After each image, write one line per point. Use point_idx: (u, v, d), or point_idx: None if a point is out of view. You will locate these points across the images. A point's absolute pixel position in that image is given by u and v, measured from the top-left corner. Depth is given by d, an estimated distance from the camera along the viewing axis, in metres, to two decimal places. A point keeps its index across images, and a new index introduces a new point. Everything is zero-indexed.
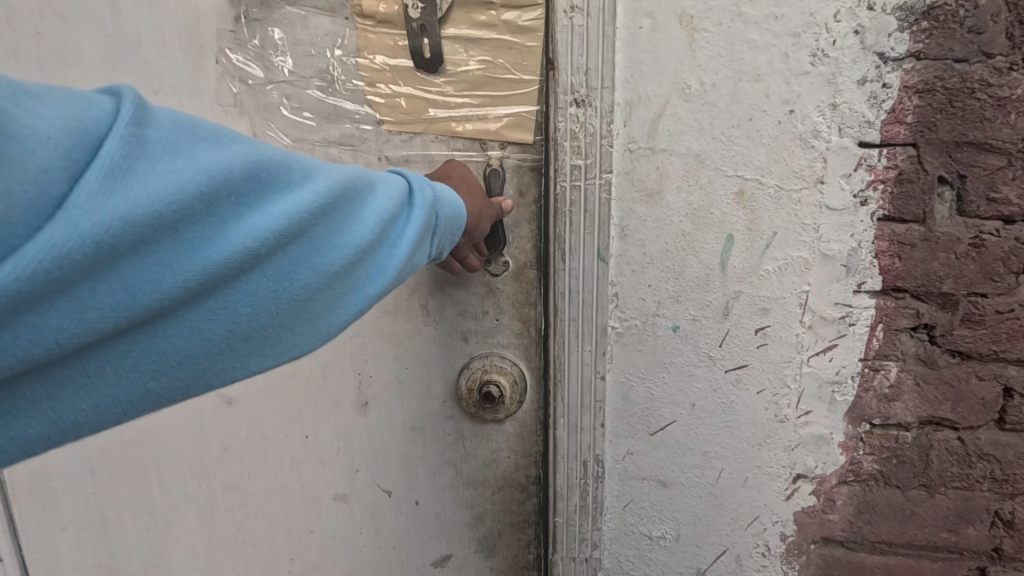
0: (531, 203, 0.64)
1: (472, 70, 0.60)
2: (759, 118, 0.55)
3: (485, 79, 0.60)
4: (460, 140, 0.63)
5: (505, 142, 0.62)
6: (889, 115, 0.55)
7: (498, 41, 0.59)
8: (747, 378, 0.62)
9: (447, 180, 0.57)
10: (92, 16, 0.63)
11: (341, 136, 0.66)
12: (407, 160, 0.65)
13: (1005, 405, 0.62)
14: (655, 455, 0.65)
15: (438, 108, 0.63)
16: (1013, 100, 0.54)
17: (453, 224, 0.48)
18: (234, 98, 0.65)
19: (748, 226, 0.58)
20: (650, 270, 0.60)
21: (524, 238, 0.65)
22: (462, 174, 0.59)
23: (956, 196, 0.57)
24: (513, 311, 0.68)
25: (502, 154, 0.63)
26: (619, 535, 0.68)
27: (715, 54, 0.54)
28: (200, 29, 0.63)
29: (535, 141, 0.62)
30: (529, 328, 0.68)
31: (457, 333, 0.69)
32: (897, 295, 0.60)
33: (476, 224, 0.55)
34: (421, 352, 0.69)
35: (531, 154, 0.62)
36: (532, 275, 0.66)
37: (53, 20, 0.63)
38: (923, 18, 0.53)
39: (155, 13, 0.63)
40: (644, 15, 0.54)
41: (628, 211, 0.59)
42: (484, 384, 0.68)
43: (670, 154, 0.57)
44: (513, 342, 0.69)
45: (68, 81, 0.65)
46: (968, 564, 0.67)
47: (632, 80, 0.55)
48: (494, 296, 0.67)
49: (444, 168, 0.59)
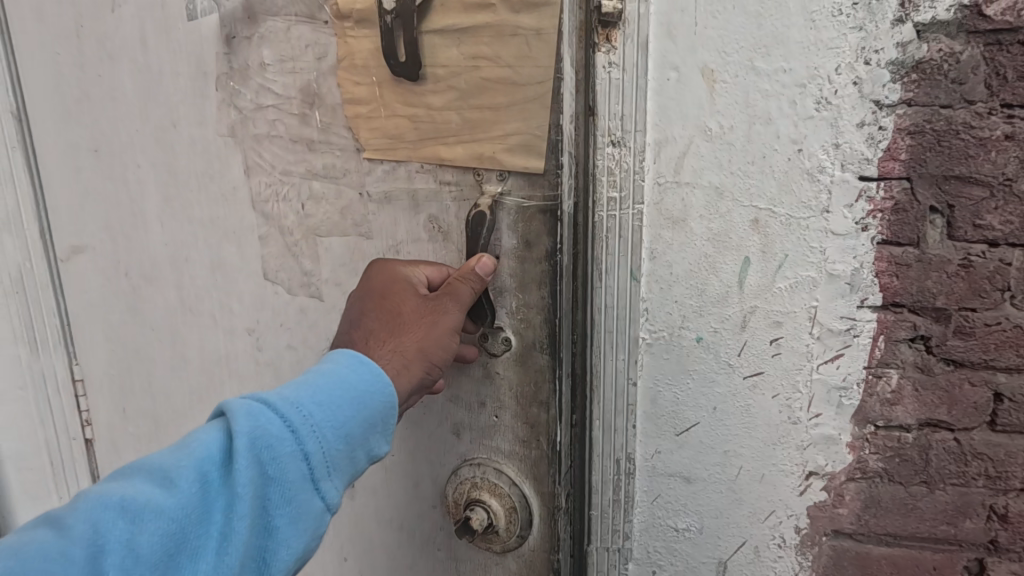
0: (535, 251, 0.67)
1: (462, 75, 0.63)
2: (770, 156, 0.64)
3: (478, 86, 0.63)
4: (450, 168, 0.68)
5: (506, 171, 0.65)
6: (884, 153, 0.63)
7: (497, 28, 0.61)
8: (763, 383, 0.70)
9: (371, 322, 0.63)
10: (134, 58, 0.80)
11: (322, 166, 0.74)
12: (387, 197, 0.71)
13: (996, 408, 0.69)
14: (680, 453, 0.72)
15: (423, 132, 0.67)
16: (993, 140, 0.62)
17: (333, 440, 0.53)
18: (230, 127, 0.78)
19: (762, 250, 0.66)
20: (676, 287, 0.68)
21: (532, 303, 0.68)
22: (382, 308, 0.63)
23: (946, 223, 0.65)
24: (517, 411, 0.72)
25: (502, 187, 0.66)
26: (647, 527, 0.75)
27: (731, 102, 0.63)
28: (205, 57, 0.76)
29: (548, 170, 0.64)
30: (537, 437, 0.72)
31: (454, 429, 0.76)
32: (895, 309, 0.67)
33: (419, 354, 0.61)
34: (421, 436, 0.78)
35: (539, 196, 0.65)
36: (540, 356, 0.69)
37: (110, 64, 0.82)
38: (912, 70, 0.61)
39: (175, 49, 0.77)
40: (671, 69, 0.62)
41: (657, 237, 0.67)
42: (472, 501, 0.74)
43: (693, 187, 0.65)
44: (517, 446, 0.73)
45: (122, 114, 0.84)
46: (966, 555, 0.74)
47: (661, 123, 0.64)
48: (495, 382, 0.72)
49: (368, 307, 0.64)
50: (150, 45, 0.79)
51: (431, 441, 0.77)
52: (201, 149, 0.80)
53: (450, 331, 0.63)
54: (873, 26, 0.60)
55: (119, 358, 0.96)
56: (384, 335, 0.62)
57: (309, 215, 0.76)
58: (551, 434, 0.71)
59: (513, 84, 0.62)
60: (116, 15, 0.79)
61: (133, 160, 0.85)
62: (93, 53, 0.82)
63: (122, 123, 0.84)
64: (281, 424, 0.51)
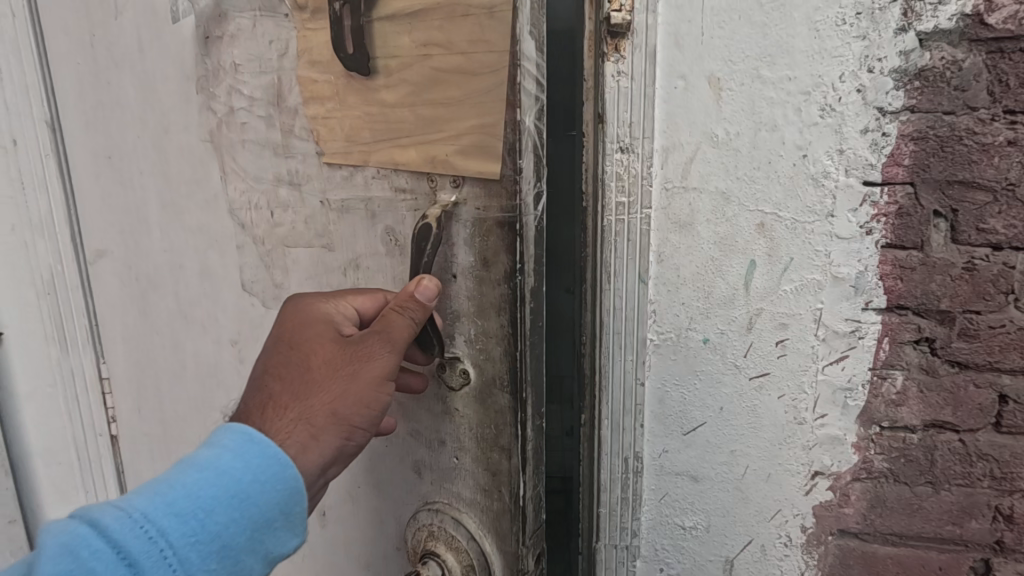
0: (495, 269, 0.57)
1: (413, 66, 0.57)
2: (776, 161, 0.65)
3: (431, 78, 0.56)
4: (405, 172, 0.61)
5: (461, 176, 0.57)
6: (888, 159, 0.64)
7: (451, 9, 0.54)
8: (768, 384, 0.71)
9: (278, 382, 0.53)
10: (135, 64, 0.82)
11: (285, 171, 0.72)
12: (346, 207, 0.67)
13: (1001, 409, 0.70)
14: (687, 452, 0.74)
15: (378, 131, 0.61)
16: (996, 146, 0.63)
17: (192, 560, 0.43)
18: (209, 131, 0.78)
19: (768, 253, 0.67)
20: (684, 289, 0.69)
21: (490, 331, 0.59)
22: (291, 366, 0.54)
23: (950, 227, 0.66)
24: (477, 457, 0.62)
25: (459, 195, 0.58)
26: (655, 525, 0.77)
27: (738, 109, 0.64)
28: (185, 59, 0.77)
29: (504, 176, 0.55)
30: (498, 490, 0.61)
31: (414, 465, 0.67)
32: (900, 312, 0.68)
33: (331, 415, 0.51)
34: (384, 465, 0.71)
35: (495, 206, 0.56)
36: (500, 397, 0.60)
37: (117, 71, 0.84)
38: (915, 78, 0.62)
39: (168, 54, 0.79)
40: (678, 78, 0.64)
41: (665, 240, 0.68)
42: (427, 552, 0.65)
43: (700, 192, 0.67)
44: (480, 498, 0.63)
45: (127, 119, 0.86)
46: (973, 555, 0.75)
47: (669, 130, 0.66)
48: (453, 419, 0.63)
49: (274, 364, 0.54)
50: (148, 51, 0.81)
51: (392, 473, 0.70)
52: (188, 154, 0.82)
53: (375, 383, 0.53)
54: (876, 35, 0.61)
55: (136, 358, 0.99)
56: (291, 386, 0.52)
57: (278, 224, 0.75)
58: (511, 488, 0.60)
59: (465, 75, 0.55)
60: (120, 23, 0.81)
61: (142, 167, 0.87)
62: (104, 60, 0.85)
63: (129, 129, 0.87)
64: (114, 555, 0.41)
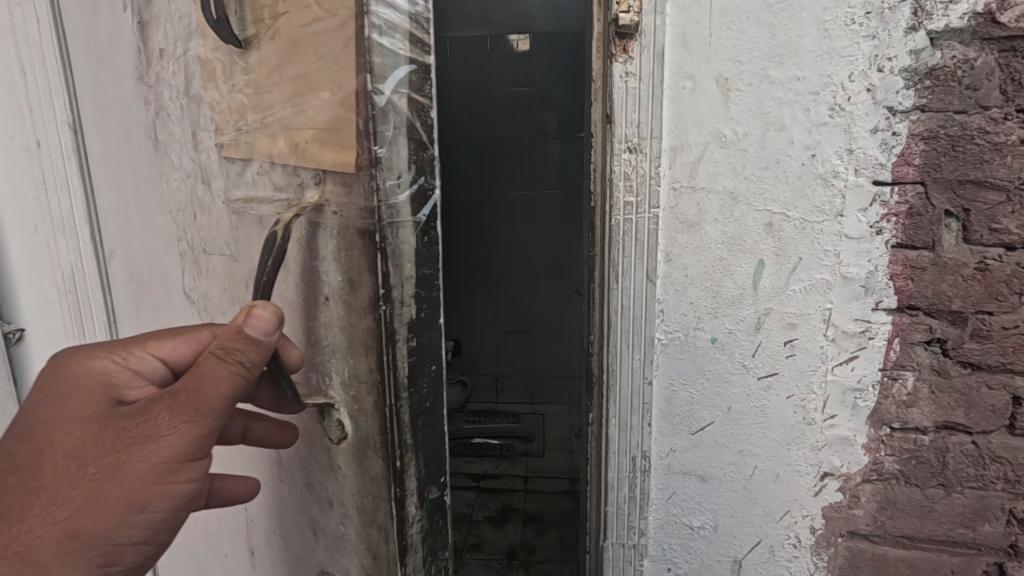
0: (361, 287, 0.49)
1: (280, 33, 0.50)
2: (785, 161, 0.65)
3: (293, 42, 0.49)
4: (279, 167, 0.53)
5: (325, 169, 0.49)
6: (899, 158, 0.64)
7: None
8: (777, 384, 0.71)
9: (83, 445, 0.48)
10: (105, 62, 0.80)
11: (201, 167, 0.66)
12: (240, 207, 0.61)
13: (1015, 411, 0.69)
14: (695, 452, 0.74)
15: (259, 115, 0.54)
16: (1009, 145, 0.63)
17: None
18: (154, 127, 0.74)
19: (777, 252, 0.67)
20: (691, 289, 0.69)
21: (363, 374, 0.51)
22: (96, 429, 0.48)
23: (962, 227, 0.66)
24: (361, 525, 0.55)
25: (322, 198, 0.50)
26: (662, 525, 0.77)
27: (746, 109, 0.64)
28: (133, 52, 0.73)
29: (360, 167, 0.45)
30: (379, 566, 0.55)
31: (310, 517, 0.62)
32: (911, 312, 0.68)
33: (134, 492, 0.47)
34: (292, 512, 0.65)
35: (352, 204, 0.47)
36: (376, 455, 0.51)
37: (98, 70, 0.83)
38: (925, 77, 0.62)
39: (121, 48, 0.75)
40: (686, 78, 0.64)
41: (672, 240, 0.68)
42: None
43: (708, 192, 0.67)
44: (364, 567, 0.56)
45: (106, 119, 0.85)
46: (986, 559, 0.74)
47: (677, 131, 0.66)
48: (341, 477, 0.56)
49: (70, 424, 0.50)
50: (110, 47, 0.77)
51: (298, 524, 0.64)
52: (142, 154, 0.78)
53: (173, 457, 0.48)
54: (886, 34, 0.61)
55: None
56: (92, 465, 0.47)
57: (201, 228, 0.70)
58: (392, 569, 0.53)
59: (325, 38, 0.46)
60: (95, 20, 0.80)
61: (122, 168, 0.85)
62: (90, 60, 0.84)
63: (109, 129, 0.85)
64: None
